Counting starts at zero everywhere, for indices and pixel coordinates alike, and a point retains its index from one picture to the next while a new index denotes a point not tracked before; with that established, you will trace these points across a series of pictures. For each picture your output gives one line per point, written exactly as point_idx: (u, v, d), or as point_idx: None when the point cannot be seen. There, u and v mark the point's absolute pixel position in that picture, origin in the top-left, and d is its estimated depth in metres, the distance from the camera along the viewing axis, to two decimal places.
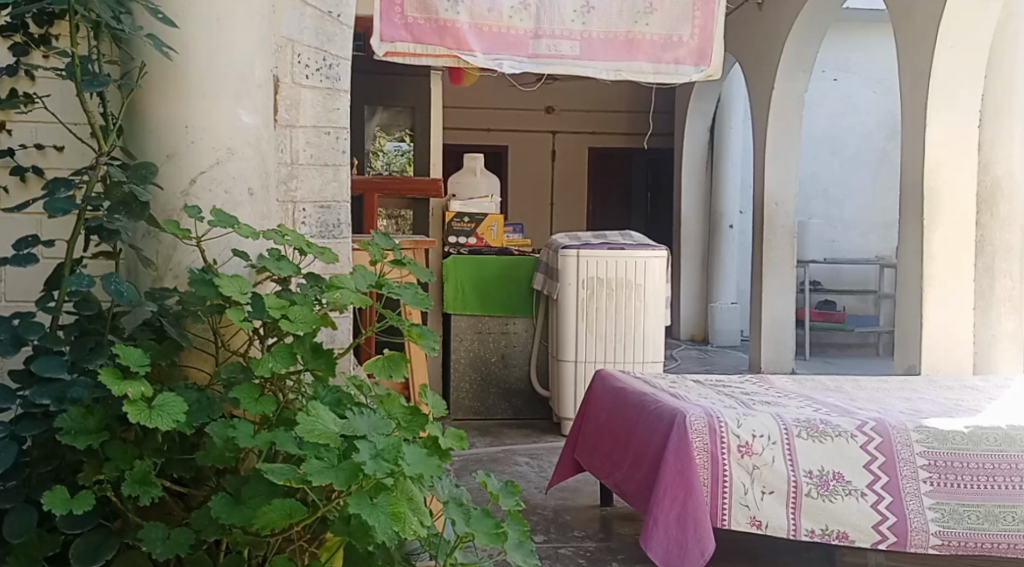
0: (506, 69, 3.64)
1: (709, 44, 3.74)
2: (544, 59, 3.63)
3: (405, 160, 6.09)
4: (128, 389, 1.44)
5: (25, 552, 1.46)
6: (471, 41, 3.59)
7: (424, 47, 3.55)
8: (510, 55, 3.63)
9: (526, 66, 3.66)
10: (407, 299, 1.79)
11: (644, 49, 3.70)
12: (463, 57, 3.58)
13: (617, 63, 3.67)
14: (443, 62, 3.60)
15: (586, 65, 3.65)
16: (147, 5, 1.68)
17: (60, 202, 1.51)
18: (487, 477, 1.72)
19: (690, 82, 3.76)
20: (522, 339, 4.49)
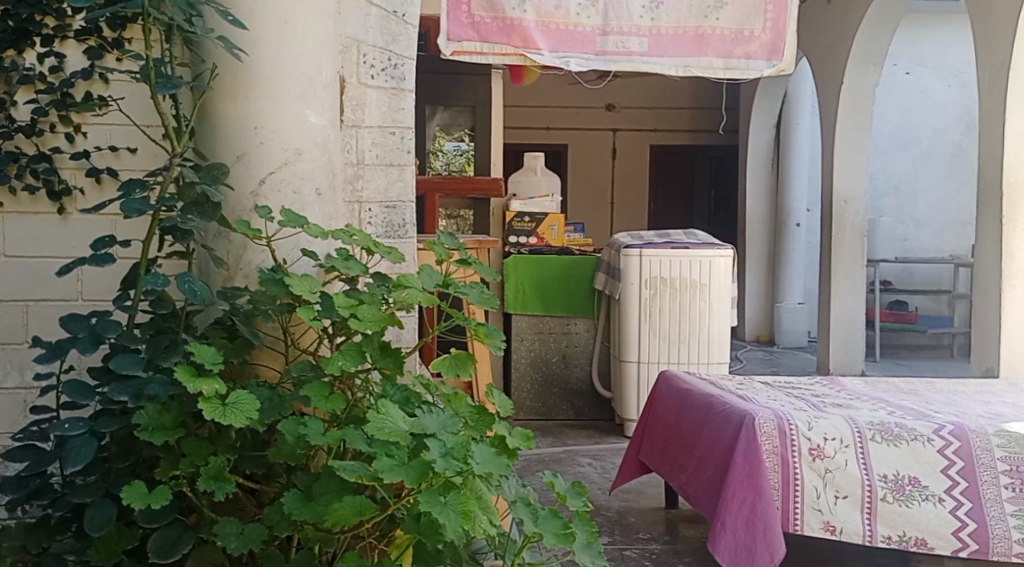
0: (572, 67, 3.62)
1: (781, 37, 3.67)
2: (610, 56, 3.61)
3: (465, 160, 6.06)
4: (202, 387, 1.46)
5: (105, 545, 1.50)
6: (538, 40, 3.57)
7: (490, 46, 3.54)
8: (577, 52, 3.60)
9: (592, 63, 3.63)
10: (473, 299, 1.79)
11: (713, 44, 3.66)
12: (530, 55, 3.56)
13: (686, 60, 3.64)
14: (510, 60, 3.59)
15: (654, 61, 3.63)
16: (219, 7, 1.71)
17: (135, 203, 1.54)
18: (554, 477, 1.70)
19: (761, 76, 3.70)
20: (583, 340, 4.46)
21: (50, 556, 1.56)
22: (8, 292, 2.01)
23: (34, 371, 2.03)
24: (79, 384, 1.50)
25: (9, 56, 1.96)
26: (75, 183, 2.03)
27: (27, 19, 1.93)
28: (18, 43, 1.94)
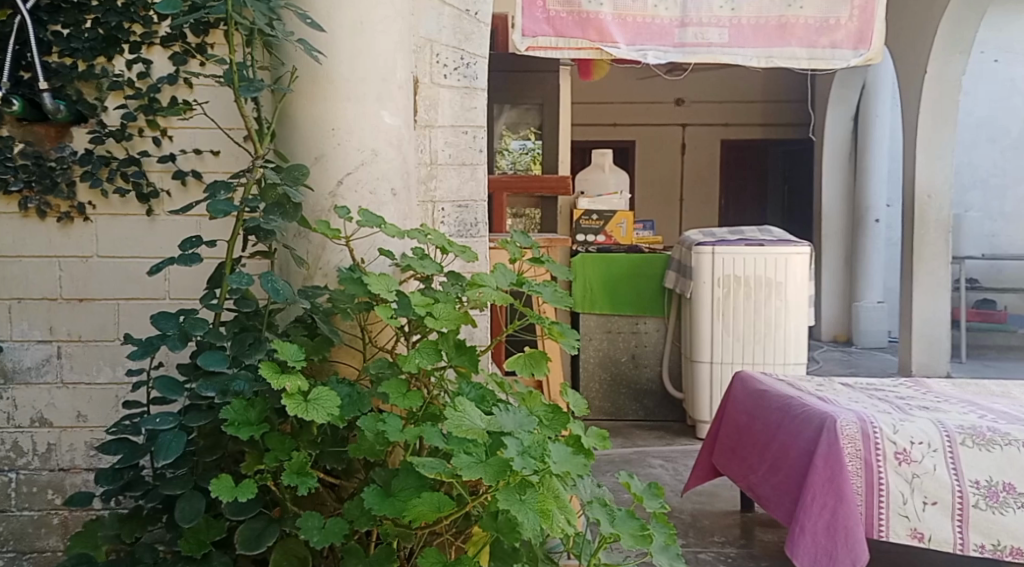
0: (651, 60, 3.58)
1: (870, 25, 3.58)
2: (690, 48, 3.57)
3: (532, 158, 5.71)
4: (286, 383, 1.51)
5: (194, 535, 1.55)
6: (615, 33, 3.55)
7: (566, 40, 3.54)
8: (655, 45, 3.58)
9: (670, 56, 3.59)
10: (547, 298, 1.79)
11: (798, 33, 3.59)
12: (606, 48, 3.55)
13: (768, 50, 3.58)
14: (586, 54, 3.58)
15: (736, 52, 3.59)
16: (297, 10, 1.76)
17: (221, 204, 1.59)
18: (630, 478, 1.70)
19: (848, 66, 3.62)
20: (653, 339, 4.42)
21: (143, 546, 1.62)
22: (101, 291, 2.09)
23: (125, 367, 2.10)
24: (169, 380, 1.56)
25: (100, 63, 2.03)
26: (162, 186, 2.09)
27: (116, 27, 2.02)
28: (108, 50, 2.03)
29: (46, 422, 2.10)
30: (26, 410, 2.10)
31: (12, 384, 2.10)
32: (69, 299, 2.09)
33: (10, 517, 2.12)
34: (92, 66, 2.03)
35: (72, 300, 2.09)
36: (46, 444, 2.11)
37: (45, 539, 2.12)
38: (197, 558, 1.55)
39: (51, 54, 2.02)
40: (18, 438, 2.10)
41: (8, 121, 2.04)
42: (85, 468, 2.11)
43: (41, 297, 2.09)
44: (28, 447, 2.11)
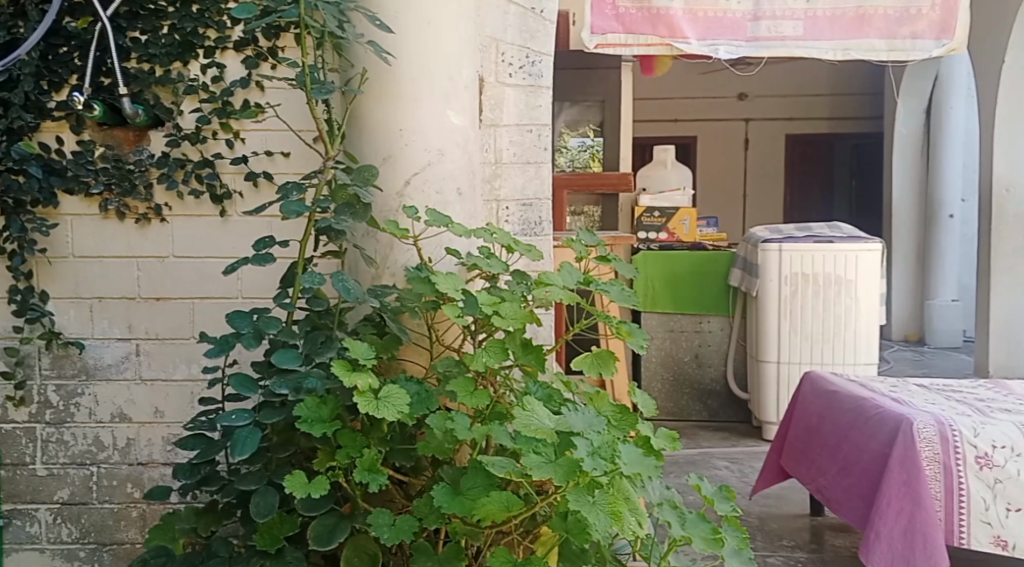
0: (722, 54, 3.54)
1: (953, 15, 3.47)
2: (763, 42, 3.52)
3: (590, 155, 5.56)
4: (357, 380, 1.55)
5: (268, 530, 1.58)
6: (685, 28, 3.52)
7: (635, 37, 3.51)
8: (727, 39, 3.53)
9: (743, 50, 3.55)
10: (615, 297, 1.78)
11: (877, 24, 3.49)
12: (676, 44, 3.52)
13: (844, 42, 3.51)
14: (656, 51, 3.54)
15: (810, 45, 3.52)
16: (367, 13, 1.79)
17: (293, 205, 1.64)
18: (701, 481, 1.67)
19: (929, 57, 3.51)
20: (717, 338, 4.22)
21: (218, 539, 1.65)
22: (177, 290, 2.15)
23: (200, 365, 2.15)
24: (245, 378, 1.59)
25: (176, 68, 2.09)
26: (235, 187, 2.13)
27: (191, 32, 2.07)
28: (183, 55, 2.08)
29: (125, 418, 2.17)
30: (106, 406, 2.17)
31: (94, 380, 2.17)
32: (147, 298, 2.15)
33: (91, 510, 2.18)
34: (168, 71, 2.08)
35: (149, 299, 2.15)
36: (125, 439, 2.17)
37: (124, 531, 2.18)
38: (271, 553, 1.58)
39: (130, 59, 2.08)
40: (99, 433, 2.17)
41: (90, 125, 2.11)
42: (163, 462, 2.17)
43: (120, 296, 2.16)
44: (108, 442, 2.17)
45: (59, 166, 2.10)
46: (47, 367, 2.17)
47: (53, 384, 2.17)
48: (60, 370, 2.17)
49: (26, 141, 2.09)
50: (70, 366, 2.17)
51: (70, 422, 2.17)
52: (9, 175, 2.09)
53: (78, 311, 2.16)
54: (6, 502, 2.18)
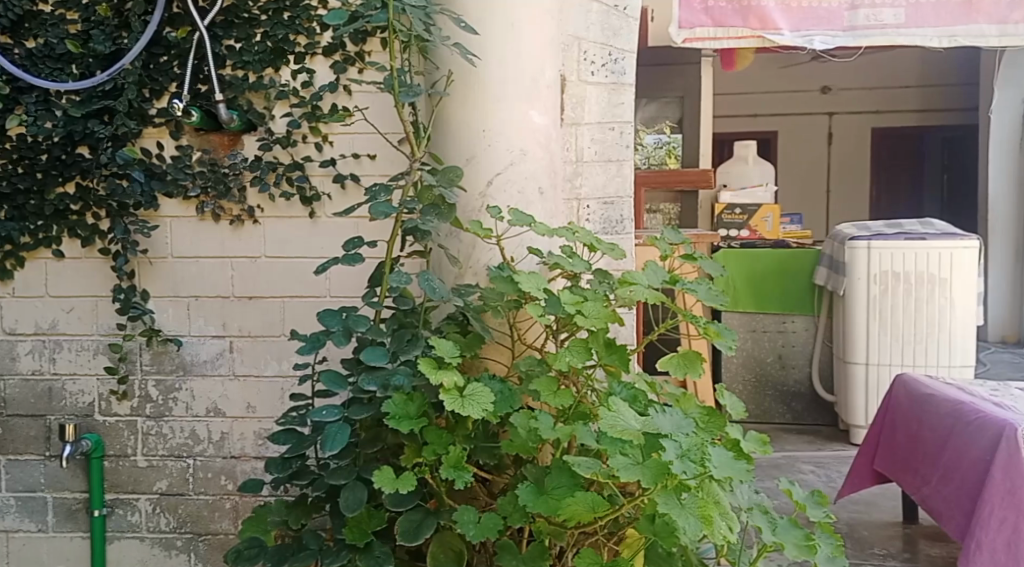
0: (817, 45, 3.41)
1: None
2: (861, 31, 3.39)
3: (666, 152, 5.42)
4: (443, 378, 1.58)
5: (357, 524, 1.62)
6: (777, 20, 3.43)
7: (724, 30, 3.45)
8: (821, 30, 3.40)
9: (839, 40, 3.42)
10: (702, 296, 1.76)
11: (984, 9, 3.32)
12: (768, 36, 3.42)
13: (951, 29, 3.36)
14: (748, 44, 3.46)
15: (914, 32, 3.37)
16: (452, 15, 1.83)
17: (381, 206, 1.68)
18: (792, 486, 1.65)
19: None
20: (802, 339, 4.05)
21: (309, 532, 1.69)
22: (268, 289, 2.22)
23: (291, 361, 2.22)
24: (334, 375, 1.64)
25: (268, 74, 2.16)
26: (324, 189, 2.19)
27: (282, 39, 2.13)
28: (275, 61, 2.14)
29: (220, 412, 2.24)
30: (202, 400, 2.25)
31: (190, 375, 2.25)
32: (240, 296, 2.23)
33: (188, 500, 2.26)
34: (261, 77, 2.15)
35: (242, 298, 2.23)
36: (219, 432, 2.25)
37: (218, 522, 2.25)
38: (360, 546, 1.62)
39: (225, 67, 2.15)
40: (195, 427, 2.25)
41: (188, 131, 2.19)
42: (254, 456, 2.24)
43: (215, 295, 2.23)
44: (203, 435, 2.25)
45: (159, 170, 2.18)
46: (147, 363, 2.25)
47: (153, 378, 2.26)
48: (159, 366, 2.25)
49: (129, 147, 2.18)
50: (169, 362, 2.25)
51: (168, 415, 2.26)
52: (113, 180, 2.18)
53: (175, 308, 2.24)
54: (109, 492, 2.28)
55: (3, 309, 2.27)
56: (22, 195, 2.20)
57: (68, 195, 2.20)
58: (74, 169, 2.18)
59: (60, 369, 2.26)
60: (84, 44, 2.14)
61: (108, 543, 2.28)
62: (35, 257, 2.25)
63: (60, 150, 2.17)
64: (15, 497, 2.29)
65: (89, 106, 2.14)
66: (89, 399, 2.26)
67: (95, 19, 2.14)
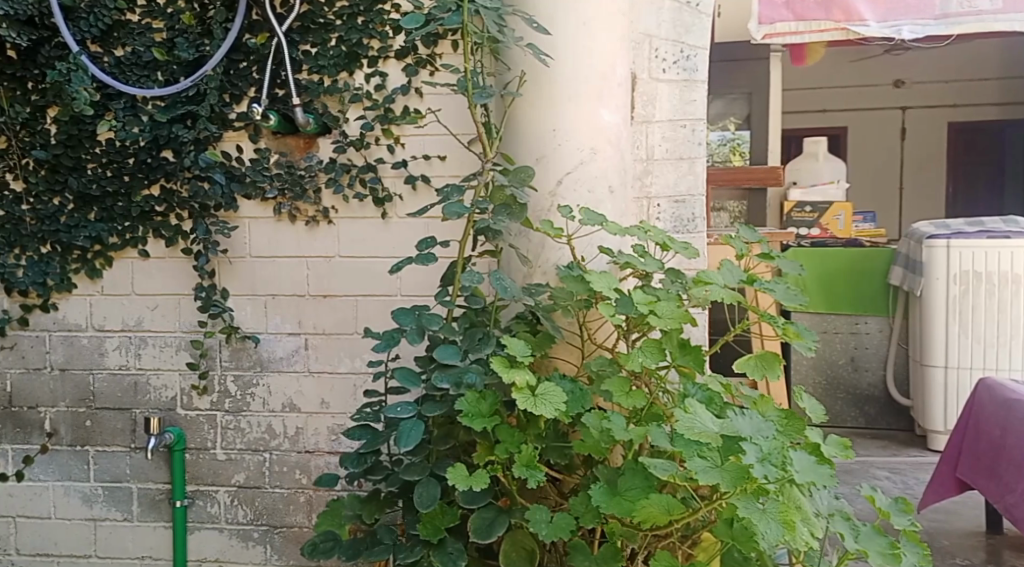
0: (906, 35, 3.21)
1: None
2: (954, 18, 3.14)
3: (731, 149, 5.16)
4: (515, 377, 1.59)
5: (431, 520, 1.64)
6: (863, 10, 3.24)
7: (807, 24, 3.30)
8: (910, 19, 3.19)
9: (930, 29, 3.19)
10: (779, 296, 1.74)
11: None
12: (852, 28, 3.27)
13: None
14: (832, 36, 3.32)
15: (1010, 19, 3.06)
16: (524, 16, 1.84)
17: (454, 206, 1.71)
18: (874, 492, 1.64)
19: None
20: (875, 341, 3.93)
21: (382, 527, 1.73)
22: (342, 288, 2.26)
23: (363, 359, 2.26)
24: (408, 372, 1.66)
25: (343, 78, 2.20)
26: (395, 190, 2.22)
27: (356, 44, 2.17)
28: (349, 65, 2.18)
29: (295, 408, 2.30)
30: (278, 396, 2.30)
31: (267, 371, 2.30)
32: (314, 295, 2.28)
33: (264, 493, 2.31)
34: (336, 81, 2.19)
35: (317, 296, 2.27)
36: (294, 427, 2.30)
37: (293, 515, 2.30)
38: (433, 542, 1.64)
39: (301, 71, 2.20)
40: (271, 422, 2.30)
41: (266, 134, 2.24)
42: (328, 451, 2.28)
43: (291, 293, 2.29)
44: (279, 430, 2.30)
45: (238, 173, 2.24)
46: (226, 359, 2.32)
47: (232, 374, 2.32)
48: (238, 362, 2.31)
49: (210, 150, 2.24)
50: (246, 358, 2.31)
51: (246, 410, 2.31)
52: (195, 182, 2.25)
53: (253, 307, 2.30)
54: (191, 484, 2.35)
55: (93, 306, 2.35)
56: (110, 197, 2.28)
57: (153, 197, 2.27)
58: (159, 173, 2.25)
59: (145, 364, 2.34)
60: (169, 52, 2.22)
61: (190, 533, 2.35)
62: (121, 256, 2.33)
63: (146, 153, 2.24)
64: (102, 487, 2.38)
65: (173, 111, 2.22)
66: (171, 393, 2.34)
67: (179, 27, 2.21)
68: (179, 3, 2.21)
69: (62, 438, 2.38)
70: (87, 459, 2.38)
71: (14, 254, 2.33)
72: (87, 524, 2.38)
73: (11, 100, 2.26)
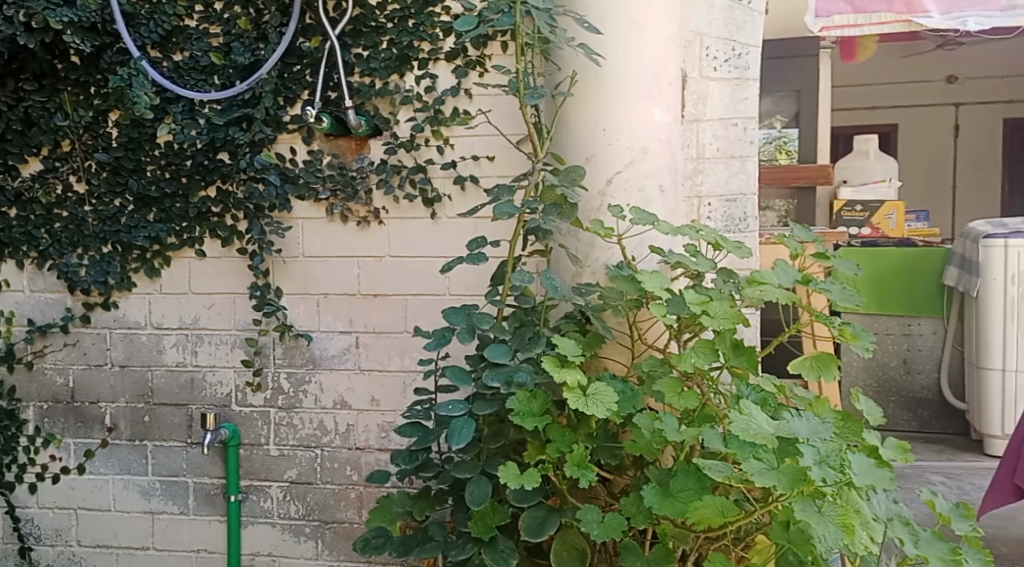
0: (971, 27, 3.04)
1: None
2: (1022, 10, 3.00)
3: (777, 148, 4.39)
4: (567, 377, 1.59)
5: (482, 518, 1.65)
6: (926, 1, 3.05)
7: (866, 17, 3.10)
8: (976, 11, 3.04)
9: (996, 21, 3.04)
10: (835, 297, 1.72)
11: None
12: (916, 20, 3.07)
13: None
14: (892, 29, 3.13)
15: None
16: (576, 16, 1.84)
17: (505, 206, 1.72)
18: (934, 497, 1.62)
19: None
20: (929, 343, 3.77)
21: (433, 524, 1.74)
22: (392, 288, 2.28)
23: (413, 357, 2.28)
24: (459, 370, 1.68)
25: (394, 80, 2.22)
26: (444, 190, 2.24)
27: (407, 46, 2.19)
28: (400, 67, 2.20)
29: (345, 405, 2.32)
30: (330, 393, 2.33)
31: (319, 369, 2.33)
32: (365, 294, 2.30)
33: (315, 489, 2.35)
34: (387, 83, 2.21)
35: (367, 295, 2.30)
36: (345, 424, 2.33)
37: (344, 511, 2.33)
38: (485, 540, 1.65)
39: (353, 74, 2.23)
40: (323, 418, 2.34)
41: (319, 136, 2.27)
42: (378, 448, 2.31)
43: (342, 292, 2.31)
44: (330, 427, 2.33)
45: (292, 174, 2.28)
46: (279, 356, 2.35)
47: (285, 371, 2.35)
48: (291, 359, 2.35)
49: (265, 152, 2.28)
50: (300, 356, 2.34)
51: (298, 407, 2.35)
52: (250, 183, 2.29)
53: (306, 305, 2.33)
54: (245, 479, 2.39)
55: (151, 305, 2.40)
56: (168, 199, 2.33)
57: (210, 198, 2.32)
58: (216, 174, 2.30)
59: (201, 361, 2.39)
60: (226, 56, 2.26)
61: (244, 528, 2.39)
62: (179, 256, 2.38)
63: (203, 156, 2.29)
64: (159, 481, 2.43)
65: (229, 114, 2.26)
66: (226, 390, 2.38)
67: (235, 32, 2.25)
68: (235, 8, 2.25)
69: (121, 433, 2.44)
70: (145, 453, 2.43)
71: (77, 254, 2.39)
72: (145, 516, 2.44)
73: (74, 104, 2.32)
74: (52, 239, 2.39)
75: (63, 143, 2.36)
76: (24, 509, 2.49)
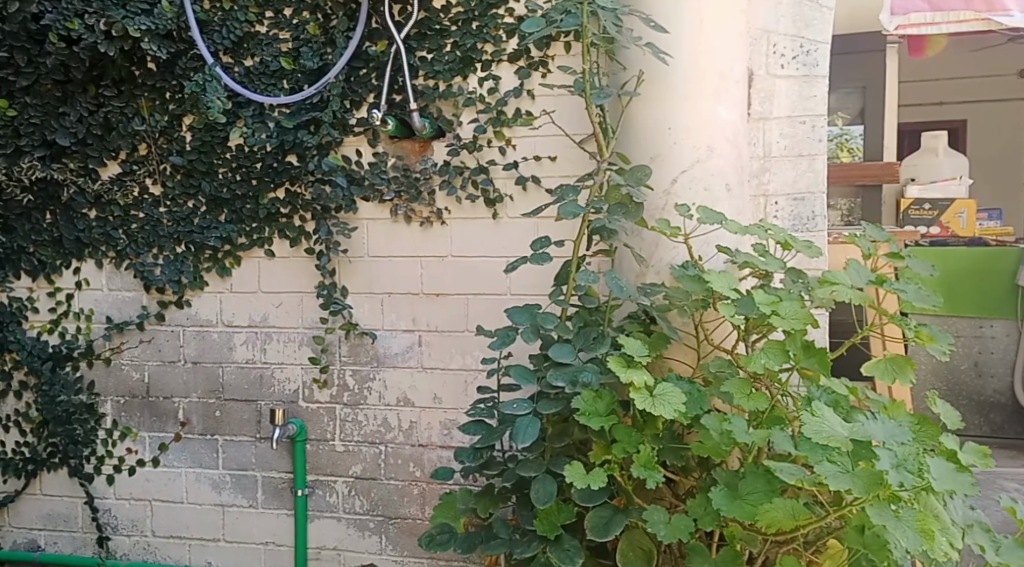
0: None
1: None
2: None
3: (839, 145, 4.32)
4: (633, 376, 1.59)
5: (547, 516, 1.66)
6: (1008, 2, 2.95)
7: (944, 15, 2.99)
8: None
9: None
10: (910, 297, 1.68)
11: None
12: (995, 19, 2.95)
13: None
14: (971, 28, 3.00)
15: None
16: (641, 16, 1.85)
17: (570, 206, 1.73)
18: (1013, 504, 1.59)
19: None
20: (1003, 346, 3.41)
21: (498, 521, 1.74)
22: (454, 287, 2.30)
23: (475, 356, 2.30)
24: (524, 369, 1.70)
25: (457, 82, 2.23)
26: (506, 191, 2.25)
27: (471, 48, 2.20)
28: (464, 70, 2.22)
29: (409, 402, 2.35)
30: (393, 391, 2.36)
31: (383, 366, 2.36)
32: (427, 293, 2.33)
33: (380, 484, 2.38)
34: (451, 85, 2.23)
35: (430, 294, 2.32)
36: (408, 421, 2.35)
37: (407, 506, 2.36)
38: (550, 538, 1.66)
39: (418, 77, 2.25)
40: (387, 415, 2.37)
41: (384, 138, 2.30)
42: (440, 444, 2.33)
43: (405, 291, 2.34)
44: (394, 423, 2.36)
45: (359, 176, 2.31)
46: (345, 354, 2.39)
47: (350, 368, 2.39)
48: (356, 357, 2.38)
49: (333, 155, 2.32)
50: (364, 353, 2.37)
51: (364, 404, 2.38)
52: (318, 185, 2.33)
53: (370, 304, 2.37)
54: (311, 473, 2.43)
55: (222, 303, 2.46)
56: (239, 200, 2.39)
57: (279, 199, 2.37)
58: (284, 176, 2.34)
59: (269, 358, 2.44)
60: (295, 60, 2.30)
61: (310, 522, 2.44)
62: (248, 256, 2.43)
63: (272, 158, 2.34)
64: (230, 475, 2.49)
65: (298, 118, 2.31)
66: (294, 386, 2.43)
67: (303, 37, 2.29)
68: (304, 13, 2.29)
69: (193, 427, 2.51)
70: (216, 447, 2.49)
71: (153, 254, 2.46)
72: (216, 509, 2.50)
73: (151, 109, 2.39)
74: (129, 239, 2.47)
75: (140, 147, 2.44)
76: (102, 499, 2.57)
